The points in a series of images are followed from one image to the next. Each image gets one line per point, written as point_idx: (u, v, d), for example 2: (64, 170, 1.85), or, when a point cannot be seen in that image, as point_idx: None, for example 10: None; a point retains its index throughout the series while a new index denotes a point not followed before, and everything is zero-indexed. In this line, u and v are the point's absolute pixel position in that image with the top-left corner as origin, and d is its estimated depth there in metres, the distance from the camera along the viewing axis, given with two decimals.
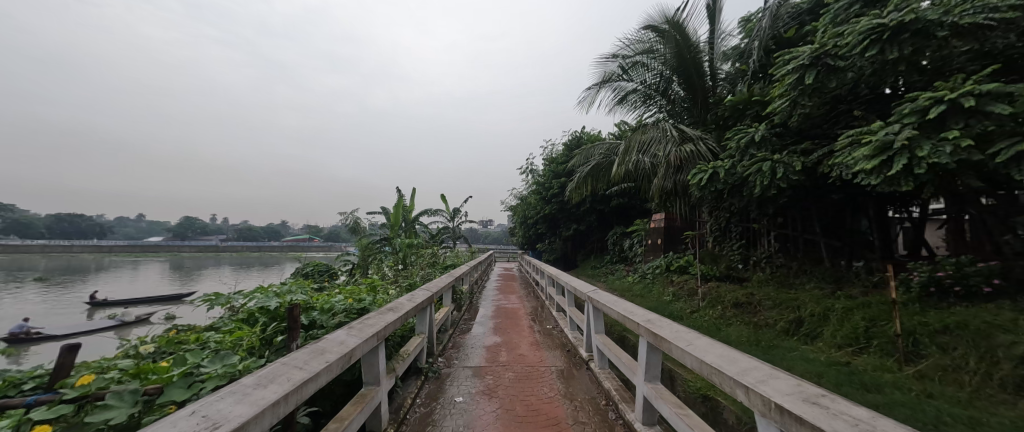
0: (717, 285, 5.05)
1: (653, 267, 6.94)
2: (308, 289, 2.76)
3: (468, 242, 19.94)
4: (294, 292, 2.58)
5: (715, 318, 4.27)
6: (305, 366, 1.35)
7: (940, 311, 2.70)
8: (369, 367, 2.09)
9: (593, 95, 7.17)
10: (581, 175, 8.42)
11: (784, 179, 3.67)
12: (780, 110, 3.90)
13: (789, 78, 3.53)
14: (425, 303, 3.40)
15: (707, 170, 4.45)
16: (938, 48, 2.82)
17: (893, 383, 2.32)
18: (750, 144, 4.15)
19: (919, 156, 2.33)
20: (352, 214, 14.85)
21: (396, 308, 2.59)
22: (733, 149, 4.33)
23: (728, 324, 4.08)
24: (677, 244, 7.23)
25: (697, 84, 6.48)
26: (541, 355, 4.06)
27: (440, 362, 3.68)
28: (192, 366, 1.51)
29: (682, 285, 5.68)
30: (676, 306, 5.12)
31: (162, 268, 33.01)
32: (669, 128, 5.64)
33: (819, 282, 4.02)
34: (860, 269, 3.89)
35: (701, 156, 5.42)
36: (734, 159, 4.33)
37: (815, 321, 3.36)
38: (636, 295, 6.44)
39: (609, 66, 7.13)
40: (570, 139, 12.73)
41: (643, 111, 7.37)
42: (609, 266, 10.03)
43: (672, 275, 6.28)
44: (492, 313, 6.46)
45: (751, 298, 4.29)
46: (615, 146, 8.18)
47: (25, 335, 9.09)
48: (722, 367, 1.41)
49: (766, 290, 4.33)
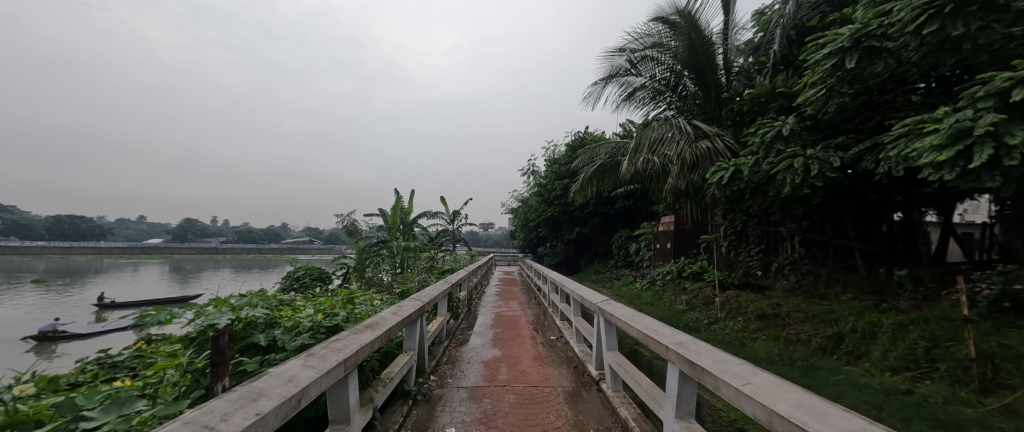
0: (736, 294, 4.63)
1: (662, 273, 6.47)
2: (273, 302, 2.34)
3: (467, 246, 19.51)
4: (254, 306, 2.16)
5: (738, 331, 3.88)
6: (218, 424, 0.93)
7: (1020, 332, 2.29)
8: (337, 403, 1.68)
9: (599, 91, 6.77)
10: (585, 176, 7.99)
11: (819, 178, 3.27)
12: (811, 101, 3.50)
13: (825, 64, 3.14)
14: (415, 315, 3.01)
15: (728, 168, 4.05)
16: (1011, 22, 2.42)
17: (979, 420, 1.90)
18: (777, 138, 3.75)
19: (1007, 146, 1.94)
20: (350, 216, 14.54)
21: (375, 325, 2.18)
22: (757, 145, 3.93)
23: (753, 338, 3.67)
24: (689, 248, 6.76)
25: (708, 78, 6.10)
26: (546, 373, 3.63)
27: (432, 382, 3.25)
28: (76, 419, 1.10)
29: (696, 293, 5.27)
30: (691, 317, 4.70)
31: (165, 270, 32.88)
32: (683, 124, 5.25)
33: (856, 292, 3.59)
34: (904, 278, 3.45)
35: (718, 153, 4.96)
36: (759, 156, 3.93)
37: (858, 338, 2.96)
38: (645, 303, 6.00)
39: (615, 61, 6.74)
40: (573, 139, 12.35)
41: (652, 108, 7.01)
42: (614, 271, 9.60)
43: (683, 281, 5.86)
44: (492, 322, 6.05)
45: (778, 310, 3.87)
46: (622, 146, 7.78)
47: (51, 333, 8.99)
48: (809, 426, 0.99)
49: (795, 300, 3.91)
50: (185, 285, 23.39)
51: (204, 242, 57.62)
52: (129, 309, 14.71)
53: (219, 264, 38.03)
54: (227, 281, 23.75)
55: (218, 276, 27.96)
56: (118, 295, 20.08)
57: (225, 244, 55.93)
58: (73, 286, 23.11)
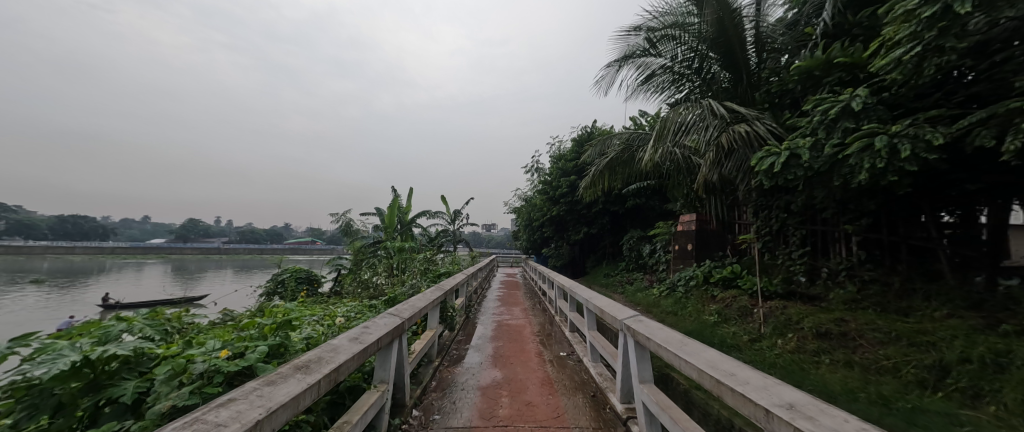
0: (782, 306, 3.92)
1: (684, 278, 5.75)
2: (165, 333, 1.62)
3: (468, 247, 18.82)
4: (126, 339, 1.44)
5: (793, 354, 3.18)
6: None
7: None
8: None
9: (613, 75, 6.06)
10: (596, 170, 7.27)
11: (912, 161, 2.55)
12: (893, 66, 2.78)
13: (921, 13, 2.43)
14: (391, 337, 2.31)
15: (779, 152, 3.33)
16: None
17: None
18: (843, 115, 3.03)
19: None
20: (345, 215, 13.92)
21: (318, 362, 1.48)
22: (817, 123, 3.21)
23: (816, 363, 2.97)
24: (713, 251, 6.01)
25: (738, 58, 5.34)
26: (557, 406, 2.91)
27: (414, 422, 2.54)
28: None
29: (729, 302, 4.56)
30: (727, 332, 3.99)
31: (168, 270, 32.74)
32: (715, 105, 4.52)
33: (952, 308, 2.86)
34: (1017, 291, 2.71)
35: (759, 137, 4.16)
36: (819, 136, 3.20)
37: (973, 371, 2.25)
38: (666, 312, 5.31)
39: (631, 41, 6.04)
40: (579, 134, 11.66)
41: (671, 95, 6.29)
42: (624, 275, 8.89)
43: (710, 288, 5.15)
44: (492, 333, 5.34)
45: (844, 327, 3.15)
46: (636, 137, 7.07)
47: None
48: None
49: (863, 315, 3.20)
50: (186, 285, 23.10)
51: (208, 242, 57.51)
52: (129, 310, 14.41)
53: (218, 265, 37.65)
54: (227, 281, 23.46)
55: (220, 277, 27.73)
56: (119, 294, 19.89)
57: (228, 245, 55.85)
58: (69, 286, 22.72)
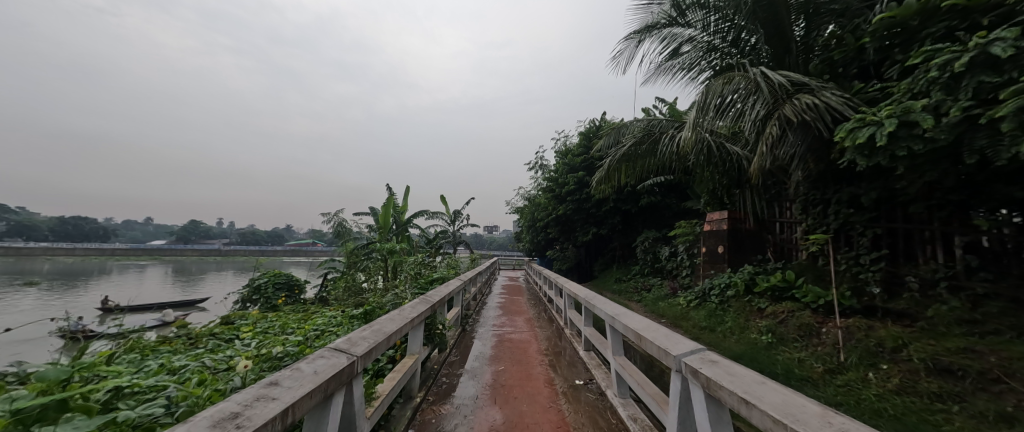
0: (863, 326, 3.05)
1: (718, 286, 4.88)
2: None
3: (467, 249, 17.91)
4: None
5: (901, 397, 2.32)
6: None
7: None
8: None
9: (633, 49, 5.21)
10: (611, 162, 6.40)
11: None
12: None
13: None
14: (330, 389, 1.45)
15: (881, 120, 2.45)
16: None
17: None
18: (978, 67, 2.17)
19: None
20: (337, 214, 13.09)
21: None
22: (938, 80, 2.33)
23: (944, 413, 2.11)
24: (750, 254, 5.11)
25: (784, 26, 4.46)
26: None
27: None
28: None
29: (784, 319, 3.69)
30: (791, 358, 3.13)
31: (165, 271, 32.12)
32: (767, 73, 3.64)
33: None
34: None
35: (828, 110, 3.29)
36: (942, 97, 2.32)
37: None
38: (699, 327, 4.45)
39: (653, 10, 5.20)
40: (588, 127, 10.83)
41: (700, 74, 5.42)
42: (639, 280, 8.04)
43: (754, 298, 4.28)
44: (492, 352, 4.46)
45: (973, 360, 2.30)
46: (655, 124, 6.22)
47: None
48: None
49: (998, 344, 2.33)
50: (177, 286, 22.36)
51: (208, 243, 57.12)
52: None
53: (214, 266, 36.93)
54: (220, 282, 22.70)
55: (216, 278, 27.06)
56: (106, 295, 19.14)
57: (229, 245, 55.35)
58: (59, 286, 22.08)
